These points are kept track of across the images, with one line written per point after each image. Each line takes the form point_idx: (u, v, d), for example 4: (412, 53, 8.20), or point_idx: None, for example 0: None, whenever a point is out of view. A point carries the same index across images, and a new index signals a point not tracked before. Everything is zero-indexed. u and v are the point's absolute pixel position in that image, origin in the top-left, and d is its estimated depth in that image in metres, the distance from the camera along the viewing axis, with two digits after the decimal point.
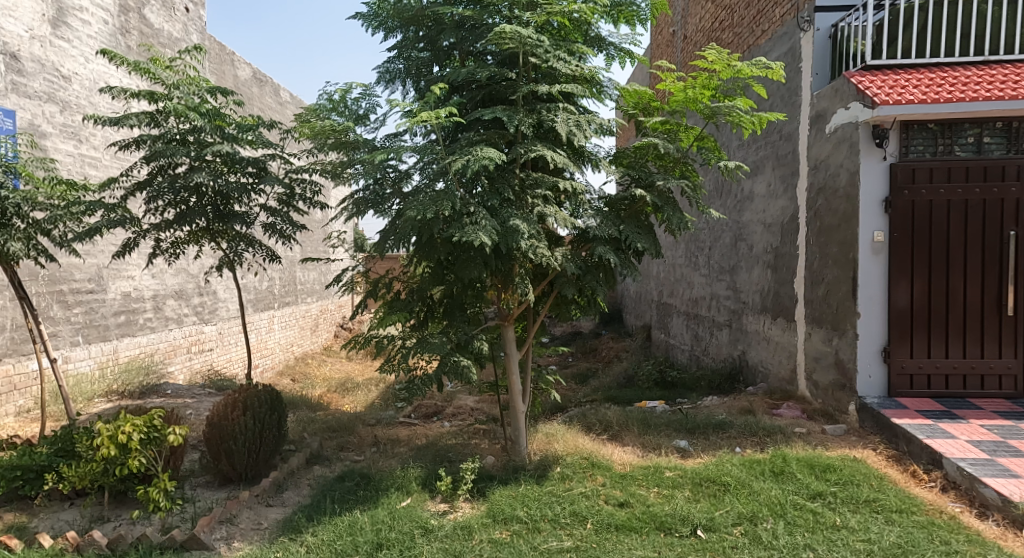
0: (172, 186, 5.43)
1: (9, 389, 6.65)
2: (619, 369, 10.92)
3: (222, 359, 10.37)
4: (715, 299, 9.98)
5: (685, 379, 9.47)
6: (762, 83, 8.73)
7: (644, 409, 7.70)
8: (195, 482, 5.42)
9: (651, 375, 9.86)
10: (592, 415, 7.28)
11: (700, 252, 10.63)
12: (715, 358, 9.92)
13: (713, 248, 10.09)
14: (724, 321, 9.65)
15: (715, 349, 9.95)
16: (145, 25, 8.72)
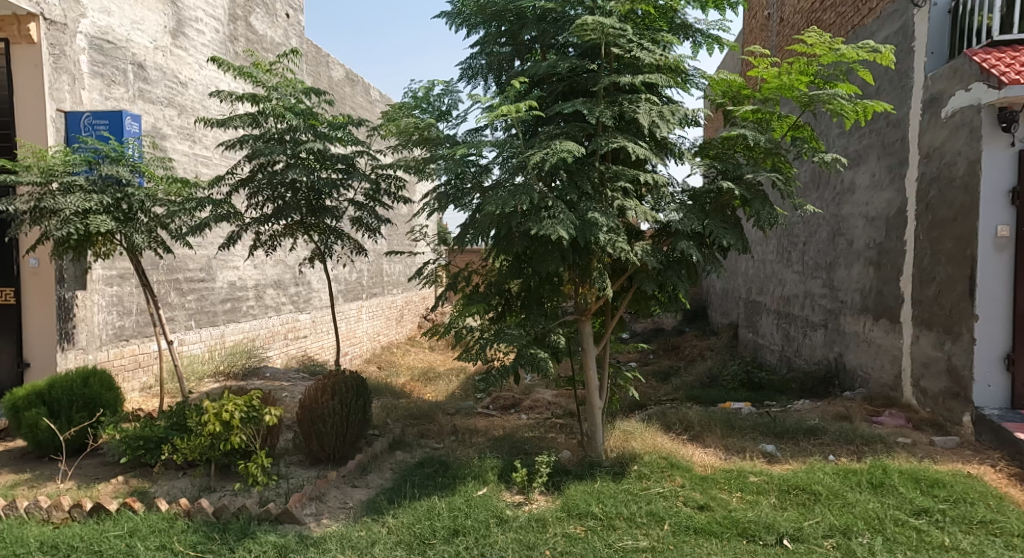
0: (270, 183, 5.76)
1: (135, 366, 7.37)
2: (703, 366, 10.58)
3: (315, 345, 11.00)
4: (809, 297, 9.38)
5: (774, 381, 9.01)
6: (867, 67, 8.05)
7: (728, 410, 7.41)
8: (289, 460, 5.78)
9: (737, 375, 9.43)
10: (672, 414, 7.09)
11: (793, 248, 9.97)
12: (808, 361, 9.35)
13: (808, 243, 9.45)
14: (819, 321, 9.07)
15: (809, 350, 9.35)
16: (250, 32, 9.37)
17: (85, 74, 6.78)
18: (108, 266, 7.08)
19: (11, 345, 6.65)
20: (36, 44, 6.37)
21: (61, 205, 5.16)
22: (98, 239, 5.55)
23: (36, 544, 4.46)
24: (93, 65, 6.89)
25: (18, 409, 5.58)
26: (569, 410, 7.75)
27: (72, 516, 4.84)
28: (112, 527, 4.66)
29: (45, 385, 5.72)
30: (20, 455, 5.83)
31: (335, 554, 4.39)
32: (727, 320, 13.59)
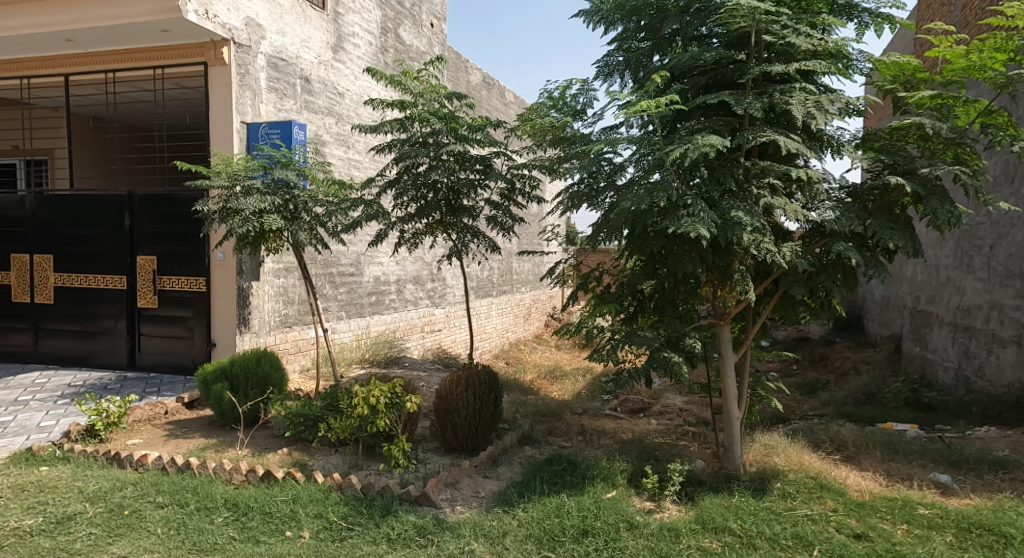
0: (414, 184, 6.08)
1: (296, 351, 8.26)
2: (857, 379, 9.71)
3: (449, 339, 11.78)
4: (996, 309, 8.15)
5: (950, 403, 7.98)
6: None
7: (890, 431, 6.68)
8: (426, 447, 6.09)
9: (902, 393, 8.49)
10: (822, 431, 6.50)
11: (976, 252, 8.73)
12: (993, 384, 8.05)
13: (996, 247, 8.20)
14: (1009, 337, 7.84)
15: (994, 371, 8.05)
16: (399, 43, 10.21)
17: (262, 89, 7.68)
18: (276, 260, 8.01)
19: (202, 326, 7.71)
20: (227, 65, 7.35)
21: (242, 206, 5.80)
22: (269, 236, 6.20)
23: (220, 501, 4.96)
24: (270, 81, 7.79)
25: (207, 382, 6.38)
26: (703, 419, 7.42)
27: (248, 479, 5.33)
28: (279, 493, 5.08)
29: (227, 362, 6.51)
30: (206, 423, 6.65)
31: (468, 540, 4.55)
32: (884, 330, 12.38)
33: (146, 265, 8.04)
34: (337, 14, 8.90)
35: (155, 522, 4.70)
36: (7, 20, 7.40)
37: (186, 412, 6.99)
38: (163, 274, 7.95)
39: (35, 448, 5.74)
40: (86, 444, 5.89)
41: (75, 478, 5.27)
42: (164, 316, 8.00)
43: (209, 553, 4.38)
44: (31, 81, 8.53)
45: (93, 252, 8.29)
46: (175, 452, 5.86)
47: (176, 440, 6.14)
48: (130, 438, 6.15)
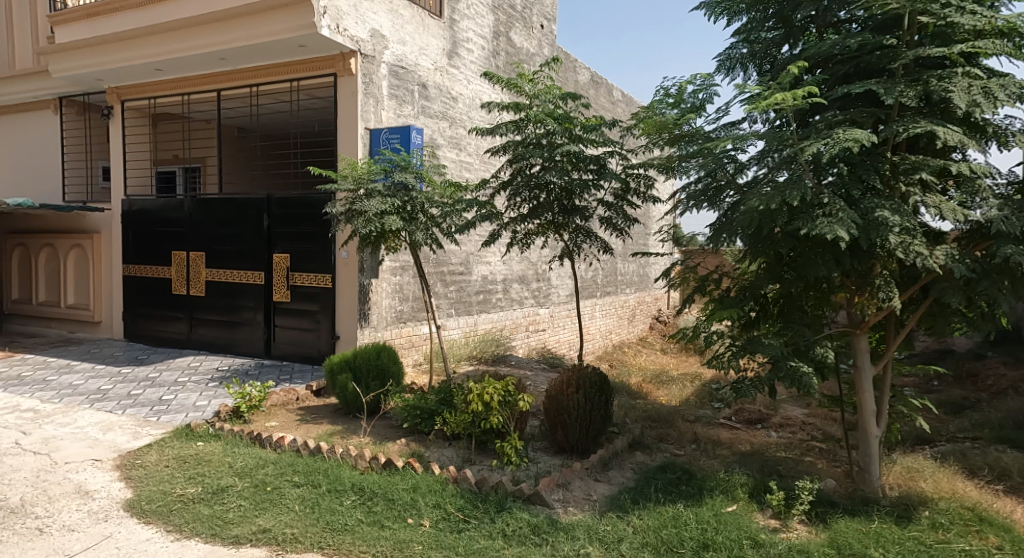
0: (527, 185, 6.16)
1: (410, 345, 8.90)
2: (1012, 398, 8.68)
3: (553, 339, 12.01)
4: None
5: None
6: None
7: None
8: (535, 446, 6.11)
9: None
10: (977, 456, 5.84)
11: None
12: None
13: None
14: None
15: None
16: (509, 46, 10.50)
17: (384, 97, 8.19)
18: (393, 259, 8.62)
19: (329, 321, 8.33)
20: (354, 76, 7.85)
21: (366, 207, 6.17)
22: (389, 236, 6.53)
23: (348, 484, 5.14)
24: (391, 89, 8.27)
25: (334, 371, 6.83)
26: (831, 435, 6.91)
27: (371, 466, 5.50)
28: (400, 481, 5.18)
29: (352, 354, 6.94)
30: (331, 410, 7.11)
31: (583, 543, 4.44)
32: None
33: (283, 262, 8.74)
34: (454, 21, 9.30)
35: (293, 499, 4.96)
36: (175, 44, 8.41)
37: (314, 398, 7.53)
38: (297, 271, 8.60)
39: (193, 424, 6.44)
40: (232, 423, 6.49)
41: (225, 454, 5.75)
42: (297, 310, 8.67)
43: (339, 533, 4.53)
44: (192, 97, 9.57)
45: (240, 250, 9.13)
46: (307, 436, 6.29)
47: (307, 425, 6.59)
48: (267, 420, 6.69)
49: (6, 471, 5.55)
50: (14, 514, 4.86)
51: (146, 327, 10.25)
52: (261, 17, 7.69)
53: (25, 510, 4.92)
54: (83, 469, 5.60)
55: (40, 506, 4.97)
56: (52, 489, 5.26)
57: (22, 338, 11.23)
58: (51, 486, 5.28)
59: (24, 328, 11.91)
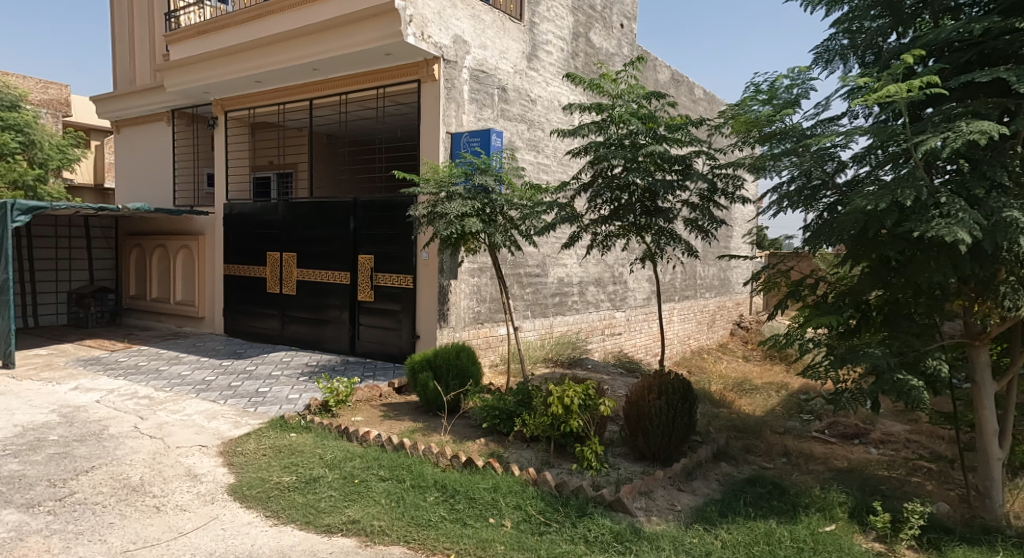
0: (609, 187, 6.08)
1: (487, 346, 9.01)
2: None
3: (629, 343, 11.84)
4: None
5: None
6: None
7: None
8: (615, 452, 6.01)
9: None
10: None
11: None
12: None
13: None
14: None
15: None
16: (589, 47, 10.42)
17: (465, 101, 8.32)
18: (472, 260, 8.72)
19: (410, 320, 8.53)
20: (436, 82, 8.02)
21: (448, 210, 6.27)
22: (469, 238, 6.62)
23: (431, 481, 5.22)
24: (472, 93, 8.40)
25: (415, 370, 6.98)
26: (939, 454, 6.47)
27: (453, 464, 5.55)
28: (480, 480, 5.20)
29: (432, 353, 7.05)
30: (413, 408, 7.27)
31: (668, 554, 4.34)
32: None
33: (366, 263, 9.01)
34: (534, 24, 9.34)
35: (379, 493, 5.09)
36: (273, 56, 8.87)
37: (396, 396, 7.72)
38: (380, 272, 8.85)
39: (286, 416, 6.75)
40: (321, 416, 6.76)
41: (316, 446, 5.99)
42: (380, 309, 8.92)
43: (424, 528, 4.62)
44: (287, 106, 10.04)
45: (328, 250, 9.48)
46: (390, 432, 6.45)
47: (390, 421, 6.76)
48: (354, 415, 6.93)
49: (127, 452, 5.99)
50: (135, 491, 5.23)
51: (242, 323, 10.84)
52: (350, 27, 7.97)
53: (144, 488, 5.28)
54: (192, 453, 5.97)
55: (156, 486, 5.32)
56: (166, 470, 5.62)
57: (137, 331, 12.12)
58: (165, 468, 5.65)
59: (139, 323, 12.85)
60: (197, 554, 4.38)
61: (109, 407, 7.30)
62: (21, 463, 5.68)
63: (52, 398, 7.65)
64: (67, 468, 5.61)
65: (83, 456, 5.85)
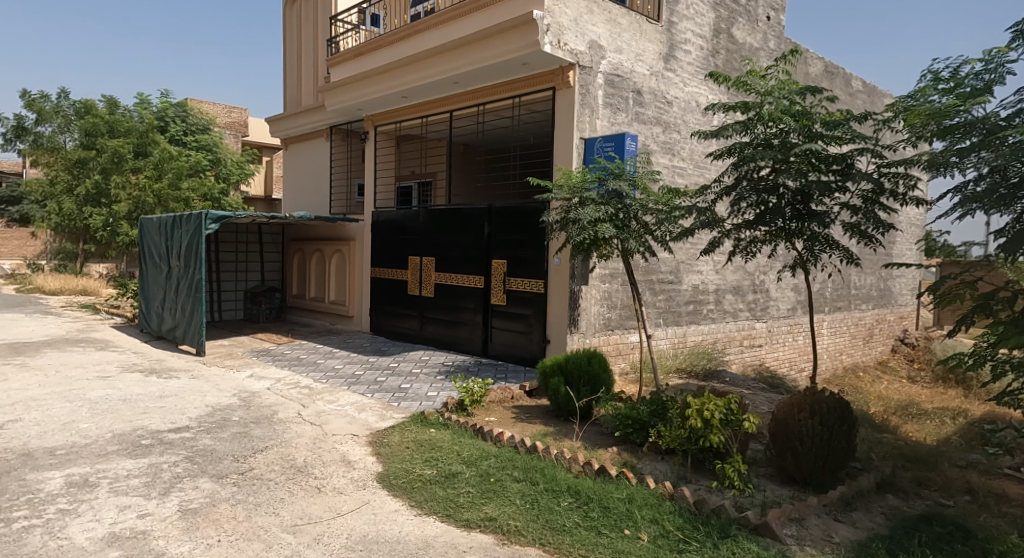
0: (754, 190, 5.76)
1: (617, 353, 8.88)
2: None
3: (770, 356, 11.18)
4: None
5: None
6: None
7: None
8: (759, 472, 5.64)
9: None
10: None
11: None
12: None
13: None
14: None
15: None
16: (731, 43, 9.98)
17: (600, 106, 8.27)
18: (604, 265, 8.63)
19: (541, 325, 8.59)
20: (571, 88, 8.05)
21: (580, 215, 6.24)
22: (602, 244, 6.55)
23: (564, 486, 5.20)
24: (606, 98, 8.33)
25: (546, 374, 7.00)
26: None
27: (585, 471, 5.48)
28: (614, 490, 5.11)
29: (563, 358, 7.04)
30: (544, 411, 7.31)
31: None
32: None
33: (499, 268, 9.21)
34: (672, 23, 9.10)
35: (514, 493, 5.16)
36: (421, 72, 9.34)
37: (527, 398, 7.80)
38: (513, 277, 8.99)
39: (426, 412, 7.04)
40: (457, 414, 6.98)
41: (454, 442, 6.19)
42: (512, 313, 9.06)
43: (560, 533, 4.61)
44: (429, 119, 10.49)
45: (464, 256, 9.78)
46: (523, 434, 6.53)
47: (523, 423, 6.84)
48: (488, 415, 7.09)
49: (293, 435, 6.51)
50: (301, 472, 5.65)
51: (385, 322, 11.46)
52: (491, 40, 8.24)
53: (307, 470, 5.70)
54: (347, 441, 6.38)
55: (317, 468, 5.73)
56: (325, 454, 6.05)
57: (298, 326, 13.22)
58: (324, 453, 6.08)
59: (299, 320, 14.00)
60: (353, 534, 4.64)
61: (276, 394, 8.01)
62: (211, 438, 6.35)
63: (232, 383, 8.52)
64: (246, 446, 6.19)
65: (259, 437, 6.44)
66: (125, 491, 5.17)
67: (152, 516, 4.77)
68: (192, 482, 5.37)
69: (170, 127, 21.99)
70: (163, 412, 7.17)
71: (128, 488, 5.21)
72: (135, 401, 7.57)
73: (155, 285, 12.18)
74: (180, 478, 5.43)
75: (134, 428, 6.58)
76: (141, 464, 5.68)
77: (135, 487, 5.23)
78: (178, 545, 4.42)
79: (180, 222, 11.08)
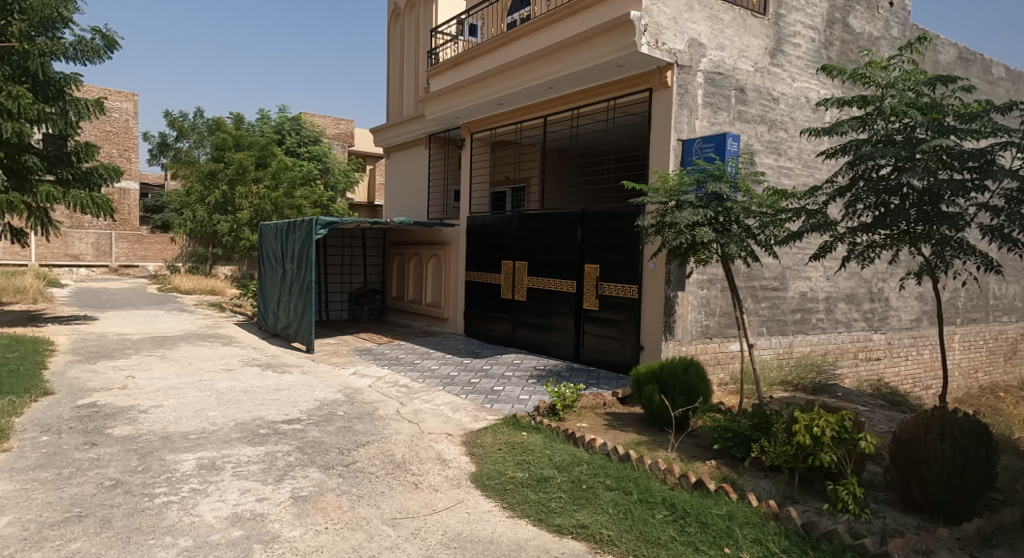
0: (874, 190, 5.45)
1: (716, 362, 8.57)
2: None
3: (891, 370, 10.43)
4: None
5: None
6: None
7: None
8: (878, 498, 5.23)
9: None
10: None
11: None
12: None
13: None
14: None
15: None
16: (848, 32, 9.41)
17: (700, 105, 8.02)
18: (701, 271, 8.37)
19: (635, 331, 8.41)
20: (669, 88, 7.85)
21: (677, 219, 6.05)
22: (700, 248, 6.31)
23: (659, 498, 5.04)
24: (706, 97, 8.06)
25: (640, 382, 6.84)
26: None
27: (681, 483, 5.30)
28: (713, 505, 4.90)
29: (657, 366, 6.86)
30: (638, 419, 7.14)
31: None
32: None
33: (592, 272, 9.10)
34: (780, 16, 8.70)
35: (606, 502, 5.05)
36: (517, 78, 9.41)
37: (620, 406, 7.64)
38: (606, 282, 8.86)
39: (518, 415, 7.06)
40: (549, 418, 6.95)
41: (545, 447, 6.16)
42: (605, 318, 8.92)
43: (654, 546, 4.47)
44: (523, 125, 10.55)
45: (557, 260, 9.74)
46: (615, 442, 6.40)
47: (615, 431, 6.72)
48: (580, 420, 7.01)
49: (392, 431, 6.70)
50: (399, 467, 5.80)
51: (479, 325, 11.60)
52: (587, 43, 8.18)
53: (405, 466, 5.84)
54: (442, 440, 6.50)
55: (414, 465, 5.86)
56: (422, 452, 6.18)
57: (396, 327, 13.65)
58: (421, 450, 6.21)
59: (398, 321, 14.45)
60: (448, 531, 4.71)
61: (377, 391, 8.28)
62: (319, 431, 6.64)
63: (338, 380, 8.90)
64: (350, 440, 6.43)
65: (361, 431, 6.68)
66: (245, 475, 5.49)
67: (268, 501, 5.03)
68: (303, 471, 5.62)
69: (286, 140, 23.01)
70: (278, 404, 7.58)
71: (249, 473, 5.53)
72: (254, 392, 8.06)
73: (271, 285, 12.93)
74: (293, 466, 5.71)
75: (253, 418, 7.00)
76: (259, 451, 6.02)
77: (255, 472, 5.55)
78: (291, 529, 4.63)
79: (294, 227, 11.70)
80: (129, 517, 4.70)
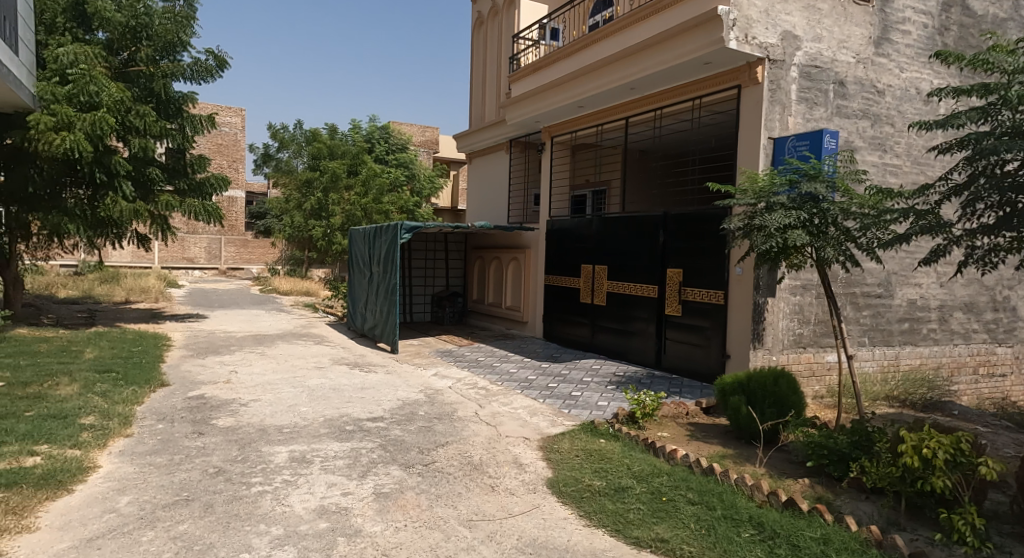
0: (998, 186, 4.95)
1: (810, 374, 8.15)
2: None
3: (1016, 387, 9.57)
4: None
5: None
6: None
7: None
8: (1002, 530, 4.72)
9: None
10: None
11: None
12: None
13: None
14: None
15: None
16: (968, 14, 8.78)
17: (793, 101, 7.64)
18: (794, 276, 7.98)
19: (720, 338, 8.10)
20: (760, 84, 7.51)
21: (767, 222, 5.77)
22: (793, 253, 5.98)
23: (746, 515, 4.79)
24: (801, 92, 7.68)
25: (726, 393, 6.57)
26: None
27: (770, 501, 5.02)
28: (806, 527, 4.61)
29: (746, 377, 6.57)
30: (724, 431, 6.84)
31: None
32: None
33: (675, 277, 8.83)
34: (886, 2, 8.19)
35: (688, 516, 4.85)
36: (599, 81, 9.29)
37: (703, 416, 7.36)
38: (691, 287, 8.58)
39: (597, 421, 6.93)
40: (628, 426, 6.78)
41: (624, 455, 6.00)
42: (690, 325, 8.63)
43: None
44: (605, 127, 10.41)
45: (638, 265, 9.53)
46: (698, 453, 6.16)
47: (698, 442, 6.47)
48: (661, 430, 6.80)
49: (471, 433, 6.73)
50: (477, 469, 5.80)
51: (558, 330, 11.50)
52: (671, 42, 7.96)
53: (482, 468, 5.84)
54: (519, 443, 6.46)
55: (491, 467, 5.84)
56: (499, 454, 6.16)
57: (477, 330, 13.76)
58: (498, 453, 6.19)
59: (479, 324, 14.57)
60: (524, 536, 4.65)
61: (457, 392, 8.35)
62: (401, 429, 6.74)
63: (421, 380, 9.04)
64: (430, 439, 6.49)
65: (441, 432, 6.73)
66: (332, 469, 5.64)
67: (353, 495, 5.14)
68: (385, 468, 5.72)
69: (375, 148, 23.68)
70: (363, 401, 7.77)
71: (335, 467, 5.68)
72: (342, 390, 8.30)
73: (358, 287, 13.33)
74: (376, 463, 5.82)
75: (340, 414, 7.20)
76: (345, 447, 6.17)
77: (340, 467, 5.69)
78: (373, 524, 4.70)
79: (381, 231, 12.02)
80: (228, 503, 4.91)
